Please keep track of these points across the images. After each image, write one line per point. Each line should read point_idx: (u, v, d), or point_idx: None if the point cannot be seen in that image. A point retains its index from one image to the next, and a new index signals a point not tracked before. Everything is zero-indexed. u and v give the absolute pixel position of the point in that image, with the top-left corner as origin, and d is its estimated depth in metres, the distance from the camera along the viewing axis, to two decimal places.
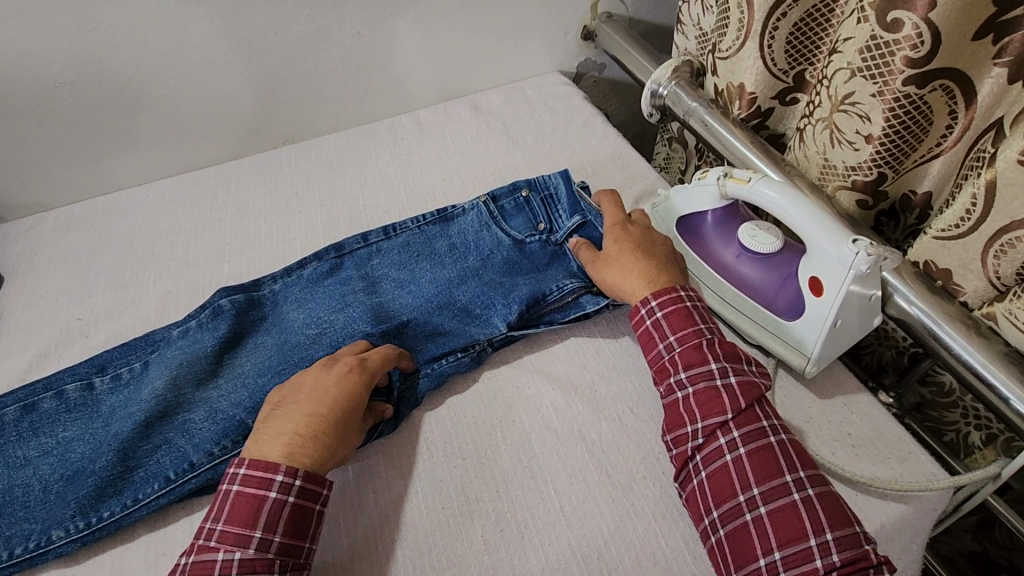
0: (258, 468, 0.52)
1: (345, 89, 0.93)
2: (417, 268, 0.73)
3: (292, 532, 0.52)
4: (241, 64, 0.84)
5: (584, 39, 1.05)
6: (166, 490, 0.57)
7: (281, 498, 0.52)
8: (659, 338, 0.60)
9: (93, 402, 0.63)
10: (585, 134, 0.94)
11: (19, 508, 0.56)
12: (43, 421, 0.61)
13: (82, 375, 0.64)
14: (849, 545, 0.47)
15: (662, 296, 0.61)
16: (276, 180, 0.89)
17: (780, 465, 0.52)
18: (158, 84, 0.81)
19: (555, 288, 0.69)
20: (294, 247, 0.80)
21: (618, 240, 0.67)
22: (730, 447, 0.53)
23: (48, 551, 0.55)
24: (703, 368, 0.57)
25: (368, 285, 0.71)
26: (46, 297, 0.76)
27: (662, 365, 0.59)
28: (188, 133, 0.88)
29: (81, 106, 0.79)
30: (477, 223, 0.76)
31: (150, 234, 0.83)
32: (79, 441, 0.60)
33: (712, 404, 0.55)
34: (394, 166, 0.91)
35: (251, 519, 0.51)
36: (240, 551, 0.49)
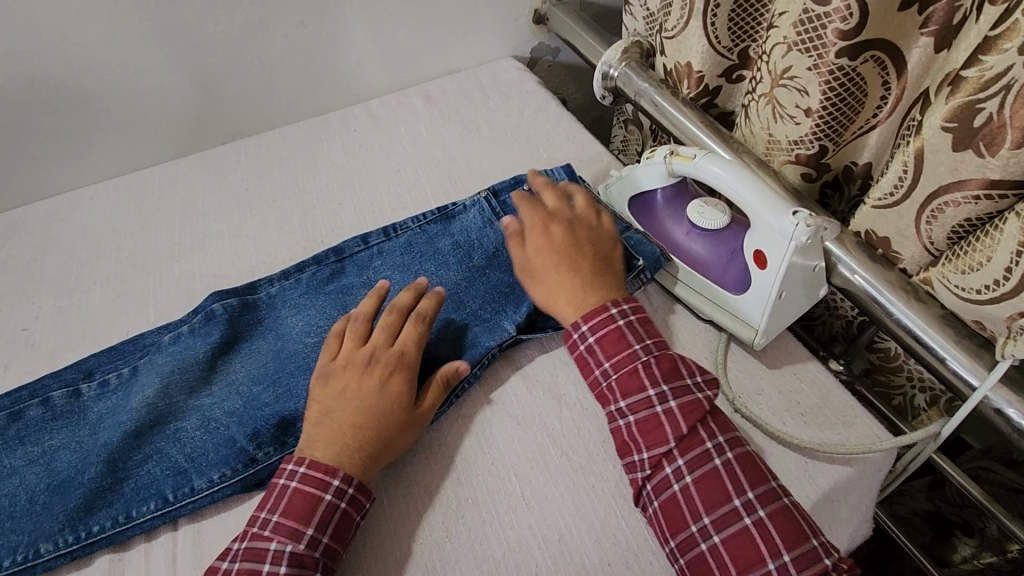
0: (319, 468, 0.53)
1: (292, 81, 0.91)
2: (421, 270, 0.72)
3: (337, 537, 0.52)
4: (182, 57, 0.81)
5: (536, 22, 1.04)
6: (161, 511, 0.55)
7: (336, 502, 0.52)
8: (594, 364, 0.60)
9: (80, 409, 0.61)
10: (540, 119, 0.94)
11: (5, 519, 0.54)
12: (29, 429, 0.60)
13: (69, 381, 0.63)
14: (807, 566, 0.48)
15: (593, 318, 0.60)
16: (227, 176, 0.87)
17: (728, 488, 0.52)
18: (94, 81, 0.78)
19: None
20: (247, 244, 0.79)
21: (540, 251, 0.66)
22: (676, 476, 0.54)
23: (35, 565, 0.53)
24: (641, 396, 0.56)
25: (370, 291, 0.71)
26: None
27: (602, 393, 0.59)
28: (131, 130, 0.85)
29: (17, 107, 0.76)
30: (480, 220, 0.75)
31: (96, 237, 0.80)
32: (67, 449, 0.58)
33: (651, 434, 0.55)
34: (347, 159, 0.90)
35: (306, 515, 0.51)
36: (292, 543, 0.50)
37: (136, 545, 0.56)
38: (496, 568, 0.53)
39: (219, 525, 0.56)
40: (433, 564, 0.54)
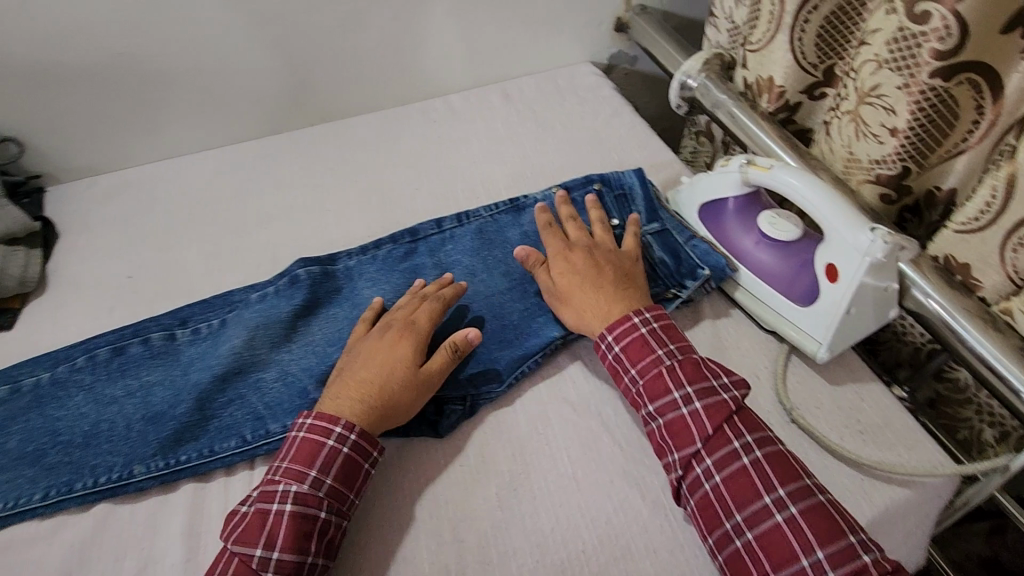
0: (323, 418, 0.56)
1: (382, 71, 0.97)
2: (489, 257, 0.76)
3: (342, 478, 0.55)
4: (285, 41, 0.88)
5: (617, 30, 1.07)
6: (240, 449, 0.60)
7: (338, 447, 0.55)
8: (622, 371, 0.61)
9: (175, 350, 0.68)
10: (614, 124, 0.96)
11: (104, 440, 0.61)
12: (130, 363, 0.67)
13: (166, 326, 0.69)
14: (842, 562, 0.48)
15: (616, 327, 0.61)
16: (315, 155, 0.93)
17: (758, 487, 0.52)
18: (206, 57, 0.86)
19: None
20: (329, 219, 0.84)
21: (565, 272, 0.67)
22: (705, 476, 0.54)
23: (129, 483, 0.59)
24: (667, 399, 0.57)
25: (441, 273, 0.75)
26: (96, 253, 0.81)
27: (634, 398, 0.60)
28: (234, 106, 0.93)
29: (139, 77, 0.84)
30: None
31: (193, 200, 0.87)
32: (162, 385, 0.64)
33: (679, 436, 0.56)
34: (426, 147, 0.94)
35: (311, 459, 0.55)
36: (296, 484, 0.53)
37: (215, 478, 0.60)
38: (543, 542, 0.55)
39: None
40: (483, 529, 0.56)
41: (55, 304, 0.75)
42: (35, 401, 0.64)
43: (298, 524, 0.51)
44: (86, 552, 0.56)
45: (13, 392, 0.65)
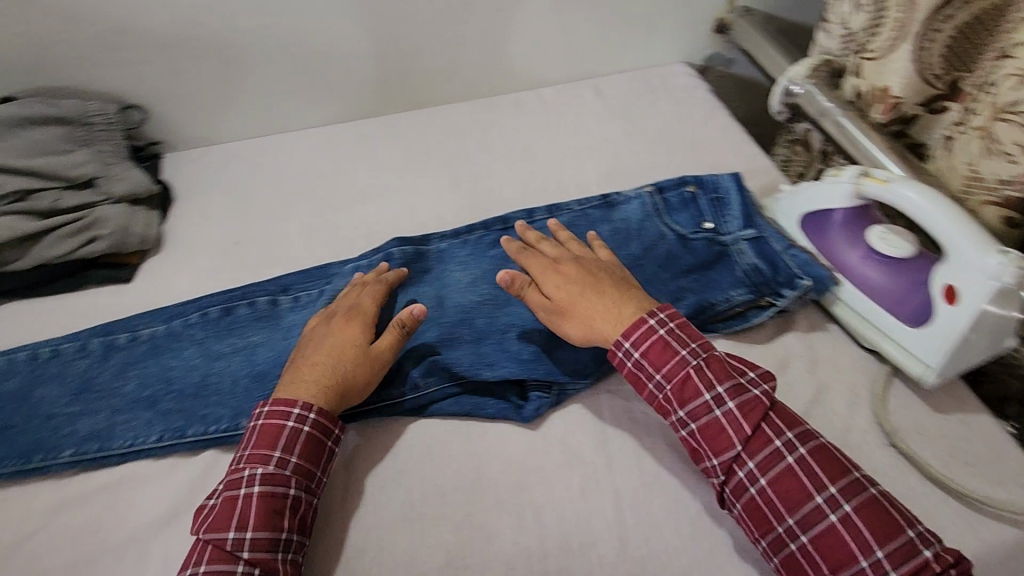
0: (279, 402, 0.57)
1: (480, 60, 0.99)
2: None
3: (306, 456, 0.56)
4: (392, 26, 0.92)
5: (716, 31, 1.05)
6: None
7: (298, 427, 0.56)
8: (645, 378, 0.58)
9: (277, 315, 0.73)
10: (708, 126, 0.94)
11: (214, 392, 0.65)
12: (238, 323, 0.72)
13: (270, 291, 0.74)
14: (903, 559, 0.47)
15: (632, 333, 0.58)
16: (410, 139, 0.96)
17: (806, 486, 0.51)
18: (319, 39, 0.91)
19: (722, 300, 0.68)
20: (422, 201, 0.87)
21: (559, 286, 0.64)
22: (749, 480, 0.53)
23: (235, 435, 0.63)
24: (698, 401, 0.55)
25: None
26: (208, 218, 0.86)
27: (660, 404, 0.58)
28: (338, 87, 0.97)
29: (257, 55, 0.90)
30: (642, 212, 0.78)
31: (295, 175, 0.91)
32: (266, 346, 0.69)
33: (716, 439, 0.55)
34: (517, 138, 0.95)
35: (274, 441, 0.55)
36: (260, 467, 0.54)
37: None
38: (625, 534, 0.56)
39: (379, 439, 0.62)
40: (566, 515, 0.57)
41: (170, 262, 0.81)
42: (151, 352, 0.70)
43: (268, 503, 0.52)
44: (194, 492, 0.60)
45: (133, 341, 0.71)
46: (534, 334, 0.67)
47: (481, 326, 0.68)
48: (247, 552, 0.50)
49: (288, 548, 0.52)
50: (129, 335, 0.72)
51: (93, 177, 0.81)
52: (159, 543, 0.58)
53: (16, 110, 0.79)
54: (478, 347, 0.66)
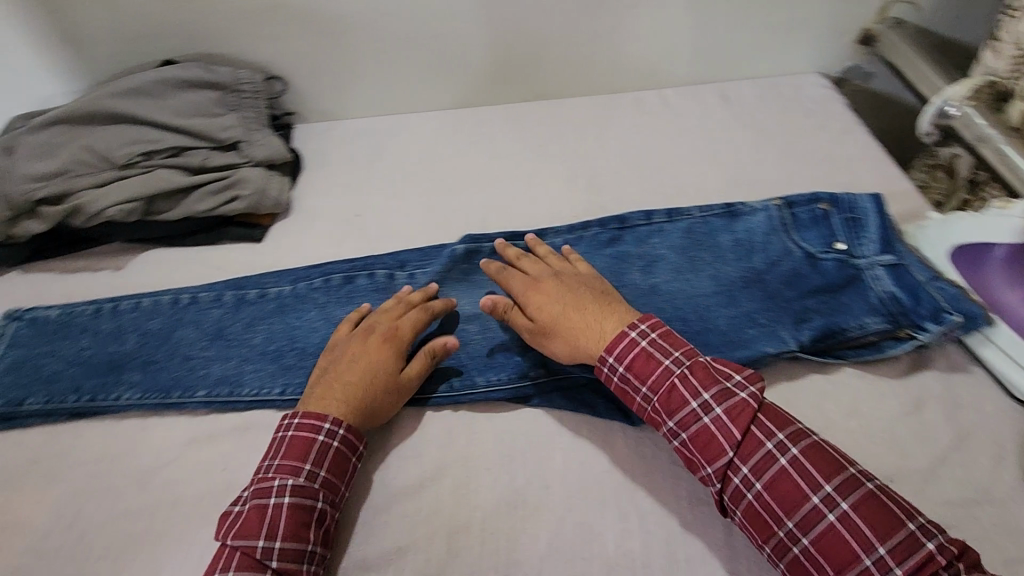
0: (311, 416, 0.58)
1: (607, 55, 0.99)
2: (697, 259, 0.74)
3: (333, 471, 0.56)
4: (527, 17, 0.93)
5: (860, 43, 0.99)
6: (445, 394, 0.65)
7: (328, 442, 0.57)
8: (633, 393, 0.58)
9: (393, 289, 0.75)
10: (843, 143, 0.89)
11: None
12: (357, 293, 0.75)
13: (389, 265, 0.77)
14: (904, 556, 0.46)
15: (616, 347, 0.58)
16: (529, 128, 0.97)
17: (801, 488, 0.50)
18: (456, 25, 0.93)
19: (855, 326, 0.65)
20: (538, 192, 0.87)
21: (540, 304, 0.64)
22: (745, 486, 0.52)
23: None
24: (686, 410, 0.55)
25: (645, 264, 0.74)
26: (333, 188, 0.90)
27: (650, 417, 0.57)
28: (465, 74, 0.99)
29: (397, 37, 0.94)
30: (768, 226, 0.75)
31: (416, 154, 0.94)
32: None
33: (709, 448, 0.54)
34: (637, 138, 0.94)
35: (303, 454, 0.56)
36: (291, 478, 0.54)
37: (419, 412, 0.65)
38: (735, 556, 0.54)
39: (488, 421, 0.63)
40: (673, 526, 0.56)
41: (297, 227, 0.85)
42: (277, 310, 0.74)
43: (297, 516, 0.53)
44: None
45: (262, 297, 0.76)
46: None
47: None
48: (275, 561, 0.51)
49: (312, 559, 0.53)
50: (258, 292, 0.76)
51: (238, 140, 0.86)
52: None
53: (179, 73, 0.85)
54: None
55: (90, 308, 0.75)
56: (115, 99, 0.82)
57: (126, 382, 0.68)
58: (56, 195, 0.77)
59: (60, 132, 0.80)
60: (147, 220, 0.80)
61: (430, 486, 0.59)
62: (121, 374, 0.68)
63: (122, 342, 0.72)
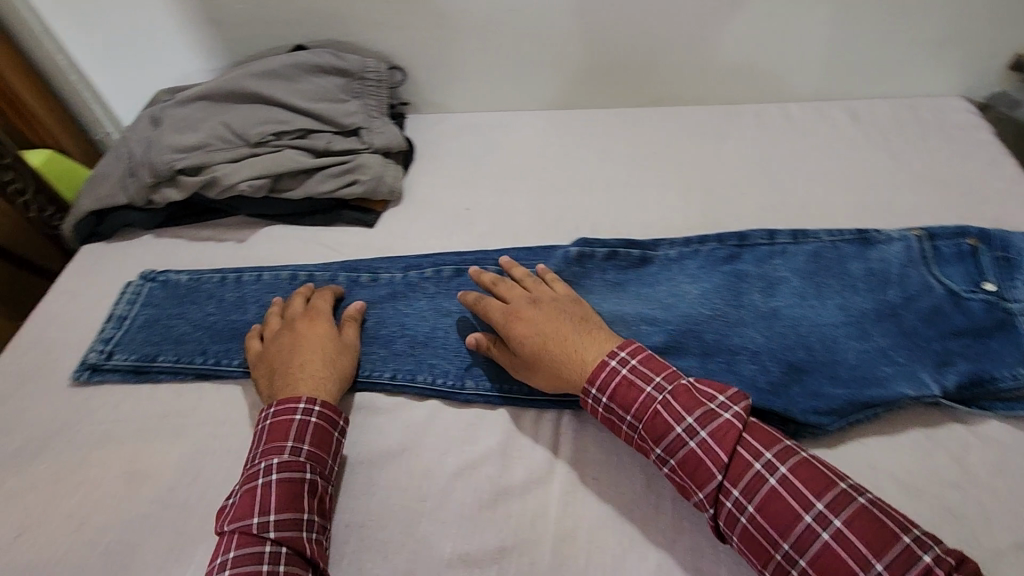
0: (285, 403, 0.60)
1: (733, 64, 0.95)
2: (822, 286, 0.70)
3: (318, 444, 0.59)
4: (656, 21, 0.91)
5: (1012, 67, 0.92)
6: (555, 399, 0.64)
7: (307, 419, 0.59)
8: (618, 420, 0.57)
9: None
10: (989, 173, 0.83)
11: (442, 347, 0.69)
12: (467, 286, 0.75)
13: (499, 262, 0.77)
14: (904, 569, 0.44)
15: (596, 376, 0.58)
16: (643, 134, 0.95)
17: (793, 507, 0.49)
18: (582, 26, 0.93)
19: (1007, 376, 0.61)
20: (651, 201, 0.85)
21: (523, 336, 0.62)
22: (738, 509, 0.51)
23: (460, 394, 0.66)
24: (671, 435, 0.54)
25: (765, 286, 0.71)
26: (444, 179, 0.91)
27: (638, 444, 0.57)
28: (582, 76, 0.99)
29: (521, 35, 0.94)
30: (905, 258, 0.70)
31: (527, 152, 0.94)
32: None
33: (698, 472, 0.53)
34: (757, 153, 0.91)
35: (284, 433, 0.58)
36: (276, 456, 0.57)
37: (527, 414, 0.64)
38: None
39: (598, 431, 0.62)
40: None
41: (408, 216, 0.87)
42: (389, 295, 0.75)
43: (288, 489, 0.55)
44: (416, 433, 0.64)
45: (374, 281, 0.77)
46: (771, 364, 0.63)
47: (710, 341, 0.66)
48: (274, 532, 0.53)
49: (311, 526, 0.55)
50: (369, 276, 0.78)
51: (359, 126, 0.88)
52: (383, 471, 0.61)
53: (311, 58, 0.88)
54: (706, 361, 0.65)
55: (215, 276, 0.79)
56: (253, 80, 0.86)
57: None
58: (194, 167, 0.82)
59: (203, 108, 0.85)
60: (272, 197, 0.83)
61: (540, 491, 0.59)
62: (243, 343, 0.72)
63: (242, 312, 0.75)
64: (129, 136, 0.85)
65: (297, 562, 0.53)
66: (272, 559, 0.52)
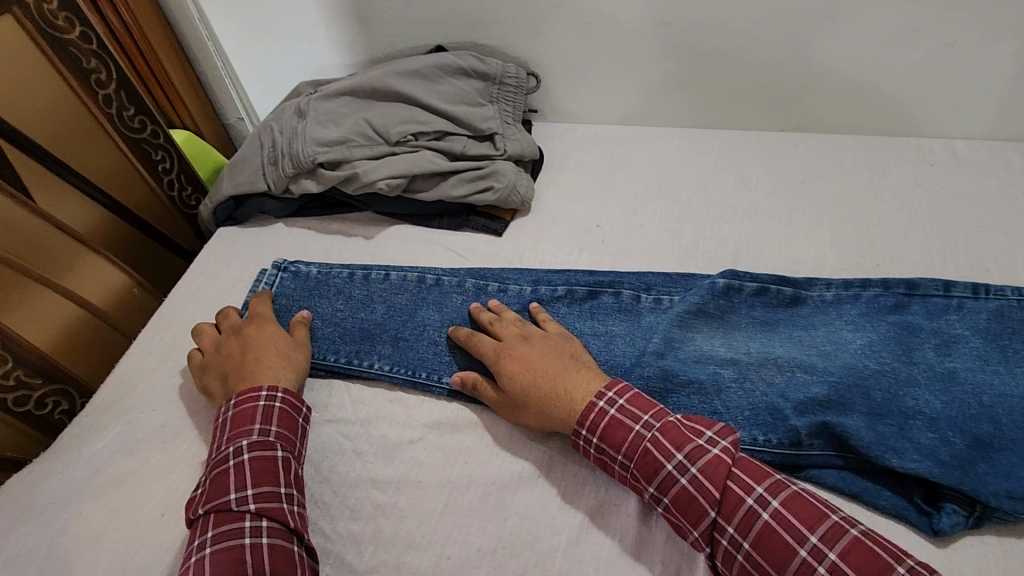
0: (246, 395, 0.61)
1: (895, 93, 0.88)
2: (1011, 350, 0.62)
3: (285, 425, 0.60)
4: (816, 42, 0.85)
5: None
6: None
7: (270, 403, 0.61)
8: (610, 459, 0.56)
9: (638, 311, 0.72)
10: None
11: None
12: (601, 309, 0.73)
13: (635, 286, 0.74)
14: None
15: (584, 418, 0.57)
16: (786, 162, 0.88)
17: (789, 543, 0.47)
18: (733, 43, 0.87)
19: None
20: (797, 235, 0.79)
21: (514, 375, 0.62)
22: (734, 546, 0.50)
23: None
24: (662, 473, 0.53)
25: (940, 343, 0.64)
26: (573, 193, 0.88)
27: (632, 484, 0.56)
28: (721, 95, 0.94)
29: (666, 48, 0.90)
30: None
31: (659, 172, 0.90)
32: (624, 340, 0.69)
33: (690, 510, 0.52)
34: (919, 191, 0.83)
35: (249, 419, 0.59)
36: (244, 439, 0.58)
37: None
38: None
39: None
40: None
41: (536, 227, 0.84)
42: (518, 308, 0.73)
43: (263, 467, 0.56)
44: (551, 460, 0.61)
45: (502, 292, 0.75)
46: (955, 434, 0.57)
47: (879, 400, 0.59)
48: (252, 504, 0.54)
49: (290, 500, 0.56)
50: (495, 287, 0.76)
51: (494, 132, 0.87)
52: (517, 496, 0.59)
53: (453, 61, 0.88)
54: (874, 423, 0.58)
55: (344, 272, 0.79)
56: (396, 79, 0.86)
57: (378, 353, 0.70)
58: (333, 161, 0.82)
59: (346, 104, 0.86)
60: (404, 197, 0.83)
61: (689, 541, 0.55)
62: (373, 344, 0.71)
63: (370, 310, 0.75)
64: (273, 125, 0.87)
65: (279, 532, 0.54)
66: (254, 532, 0.53)
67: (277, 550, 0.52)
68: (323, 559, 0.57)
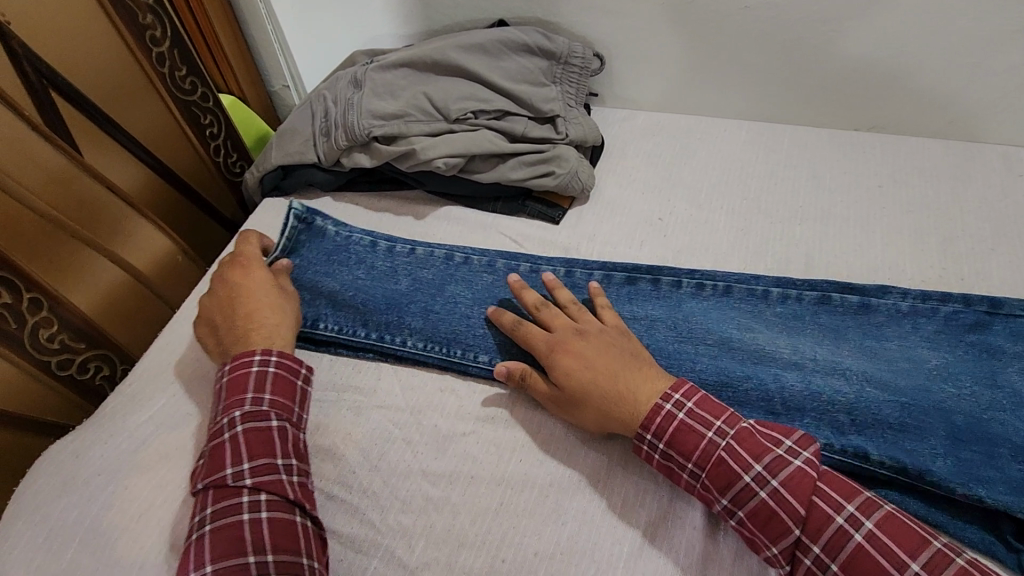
0: (239, 359, 0.59)
1: (989, 96, 0.82)
2: None
3: (280, 392, 0.58)
4: (910, 37, 0.79)
5: None
6: None
7: (262, 366, 0.58)
8: (678, 467, 0.53)
9: (687, 300, 0.68)
10: None
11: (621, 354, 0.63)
12: (646, 295, 0.69)
13: (683, 275, 0.69)
14: None
15: (649, 422, 0.54)
16: (860, 164, 0.83)
17: (885, 568, 0.44)
18: (817, 33, 0.82)
19: None
20: (874, 242, 0.75)
21: (568, 371, 0.58)
22: (820, 566, 0.47)
23: None
24: (740, 485, 0.50)
25: None
26: (634, 183, 0.84)
27: (700, 494, 0.52)
28: (796, 88, 0.88)
29: (743, 35, 0.85)
30: None
31: (725, 166, 0.85)
32: (672, 326, 0.65)
33: (771, 526, 0.48)
34: (1007, 204, 0.77)
35: (243, 386, 0.57)
36: (238, 410, 0.56)
37: None
38: None
39: None
40: None
41: (594, 216, 0.80)
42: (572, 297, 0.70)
43: (257, 440, 0.54)
44: (611, 464, 0.58)
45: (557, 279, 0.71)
46: None
47: (962, 425, 0.56)
48: (249, 479, 0.53)
49: (290, 471, 0.54)
50: (532, 270, 0.72)
51: (556, 114, 0.83)
52: (573, 499, 0.56)
53: (519, 36, 0.83)
54: (956, 449, 0.54)
55: (366, 240, 0.75)
56: (460, 53, 0.82)
57: (408, 329, 0.67)
58: (389, 136, 0.79)
59: (405, 76, 0.83)
60: (461, 177, 0.80)
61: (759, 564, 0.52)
62: (401, 316, 0.68)
63: (395, 282, 0.71)
64: (327, 94, 0.84)
65: (280, 506, 0.52)
66: (253, 506, 0.52)
67: (279, 524, 0.51)
68: (371, 552, 0.55)
